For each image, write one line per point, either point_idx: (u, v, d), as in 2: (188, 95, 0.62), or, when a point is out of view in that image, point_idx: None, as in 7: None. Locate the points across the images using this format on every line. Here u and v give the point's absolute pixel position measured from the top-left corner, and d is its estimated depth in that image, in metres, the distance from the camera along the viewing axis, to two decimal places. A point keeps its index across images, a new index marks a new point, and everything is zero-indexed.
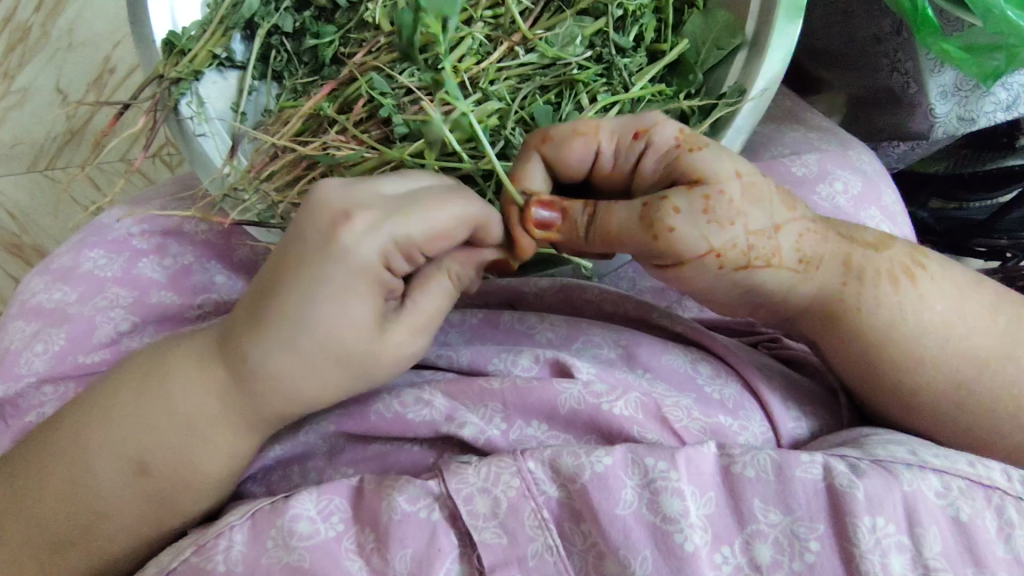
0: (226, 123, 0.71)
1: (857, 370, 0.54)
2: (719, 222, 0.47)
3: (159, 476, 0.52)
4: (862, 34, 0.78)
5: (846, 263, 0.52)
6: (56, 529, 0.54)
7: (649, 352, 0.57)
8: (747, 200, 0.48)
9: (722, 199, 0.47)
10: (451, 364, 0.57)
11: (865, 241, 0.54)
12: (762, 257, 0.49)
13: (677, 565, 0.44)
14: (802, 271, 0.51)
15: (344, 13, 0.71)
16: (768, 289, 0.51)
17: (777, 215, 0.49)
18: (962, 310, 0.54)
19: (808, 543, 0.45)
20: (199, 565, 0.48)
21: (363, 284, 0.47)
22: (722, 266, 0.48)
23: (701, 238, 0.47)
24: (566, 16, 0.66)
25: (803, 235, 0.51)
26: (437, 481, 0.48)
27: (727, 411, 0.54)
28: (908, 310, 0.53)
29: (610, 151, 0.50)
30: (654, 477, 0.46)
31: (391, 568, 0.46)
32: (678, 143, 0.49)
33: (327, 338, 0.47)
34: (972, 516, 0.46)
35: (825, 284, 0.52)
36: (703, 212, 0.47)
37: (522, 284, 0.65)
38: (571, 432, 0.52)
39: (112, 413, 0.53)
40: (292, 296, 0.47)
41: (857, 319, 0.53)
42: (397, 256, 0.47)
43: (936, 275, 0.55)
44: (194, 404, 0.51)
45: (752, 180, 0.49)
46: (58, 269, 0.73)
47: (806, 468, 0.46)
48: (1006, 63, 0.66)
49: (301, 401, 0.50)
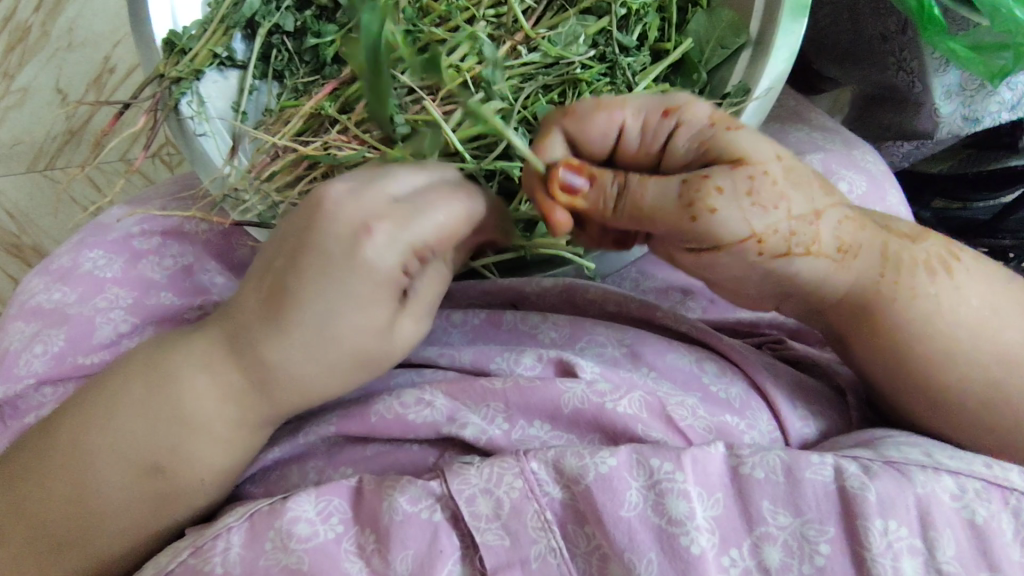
0: (226, 122, 0.70)
1: (873, 364, 0.54)
2: (762, 206, 0.46)
3: (167, 479, 0.51)
4: (869, 33, 0.78)
5: (884, 253, 0.52)
6: (59, 532, 0.52)
7: (654, 352, 0.56)
8: (789, 183, 0.48)
9: (765, 181, 0.47)
10: (453, 363, 0.56)
11: (901, 231, 0.53)
12: (801, 244, 0.49)
13: (684, 568, 0.43)
14: (838, 261, 0.51)
15: (345, 12, 0.71)
16: (802, 279, 0.50)
17: (816, 200, 0.49)
18: (977, 310, 0.52)
19: (818, 546, 0.44)
20: (196, 567, 0.47)
21: (382, 291, 0.46)
22: (762, 252, 0.47)
23: (743, 222, 0.46)
24: (569, 15, 0.66)
25: (840, 222, 0.50)
26: (439, 481, 0.47)
27: (734, 411, 0.53)
28: (945, 302, 0.52)
29: (638, 129, 0.49)
30: (660, 479, 0.45)
31: (391, 569, 0.45)
32: (711, 122, 0.48)
33: (345, 343, 0.47)
34: (987, 518, 0.45)
35: (862, 275, 0.51)
36: (746, 193, 0.46)
37: (525, 283, 0.63)
38: (574, 431, 0.51)
39: (117, 414, 0.52)
40: (300, 300, 0.46)
41: (892, 312, 0.52)
42: (412, 260, 0.47)
43: (969, 267, 0.54)
44: (200, 398, 0.50)
45: (790, 164, 0.49)
46: (56, 268, 0.72)
47: (816, 470, 0.45)
48: (1013, 62, 0.65)
49: (312, 395, 0.50)
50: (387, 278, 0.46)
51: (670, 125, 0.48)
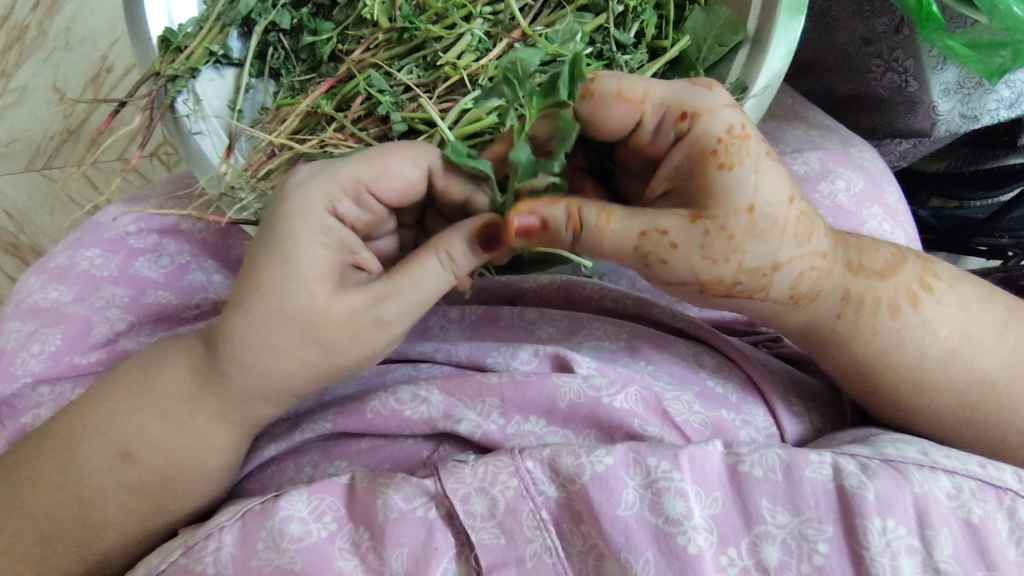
0: (223, 120, 0.70)
1: (851, 379, 0.54)
2: (711, 258, 0.46)
3: (141, 467, 0.52)
4: (848, 37, 0.79)
5: (846, 295, 0.51)
6: (47, 530, 0.53)
7: (651, 347, 0.56)
8: (749, 237, 0.45)
9: (721, 234, 0.45)
10: (449, 358, 0.56)
11: (873, 268, 0.51)
12: (748, 289, 0.48)
13: (681, 567, 0.43)
14: (789, 304, 0.50)
15: (343, 9, 0.71)
16: (754, 311, 0.51)
17: (782, 252, 0.47)
18: (965, 312, 0.52)
19: (816, 545, 0.43)
20: (188, 567, 0.46)
21: (308, 232, 0.46)
22: (704, 293, 0.48)
23: (689, 270, 0.46)
24: (566, 12, 0.65)
25: (809, 268, 0.49)
26: (434, 479, 0.47)
27: (730, 406, 0.52)
28: (907, 337, 0.51)
29: (652, 126, 0.47)
30: (657, 477, 0.45)
31: (386, 568, 0.45)
32: (714, 148, 0.45)
33: (276, 292, 0.46)
34: (984, 518, 0.44)
35: (818, 315, 0.51)
36: (696, 246, 0.45)
37: (522, 280, 0.64)
38: (570, 427, 0.51)
39: (92, 411, 0.53)
40: (254, 268, 0.47)
41: (852, 341, 0.52)
42: (344, 199, 0.48)
43: (944, 296, 0.52)
44: (173, 394, 0.51)
45: (768, 212, 0.45)
46: (52, 267, 0.71)
47: (816, 468, 0.45)
48: (1011, 61, 0.65)
49: (274, 376, 0.48)
50: (315, 221, 0.46)
51: (683, 129, 0.46)
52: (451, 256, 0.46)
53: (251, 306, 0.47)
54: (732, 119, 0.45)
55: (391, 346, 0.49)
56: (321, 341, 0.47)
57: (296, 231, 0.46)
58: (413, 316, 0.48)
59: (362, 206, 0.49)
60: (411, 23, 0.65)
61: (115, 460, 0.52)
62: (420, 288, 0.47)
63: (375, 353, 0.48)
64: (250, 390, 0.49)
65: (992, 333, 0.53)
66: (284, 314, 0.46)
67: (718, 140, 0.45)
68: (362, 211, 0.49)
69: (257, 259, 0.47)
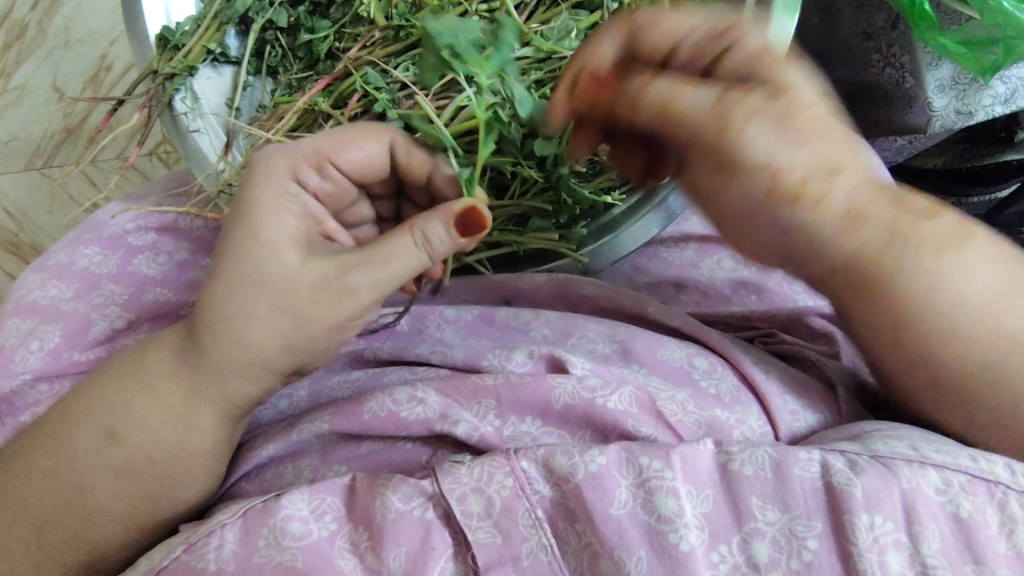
0: (221, 119, 0.71)
1: (890, 325, 0.51)
2: (791, 140, 0.46)
3: (132, 450, 0.53)
4: (850, 31, 0.80)
5: (896, 224, 0.50)
6: (41, 518, 0.53)
7: (645, 347, 0.56)
8: (816, 129, 0.47)
9: (800, 118, 0.47)
10: (445, 361, 0.57)
11: (917, 206, 0.51)
12: (814, 193, 0.48)
13: (673, 565, 0.44)
14: (848, 224, 0.49)
15: (339, 8, 0.70)
16: (811, 234, 0.49)
17: (840, 155, 0.48)
18: (991, 276, 0.51)
19: (806, 541, 0.44)
20: (190, 564, 0.47)
21: (276, 201, 0.49)
22: (772, 189, 0.47)
23: (768, 150, 0.46)
24: (562, 8, 0.64)
25: (859, 179, 0.49)
26: (431, 480, 0.48)
27: (724, 405, 0.53)
28: (949, 270, 0.50)
29: (699, 41, 0.48)
30: (649, 476, 0.46)
31: (384, 567, 0.45)
32: (765, 52, 0.47)
33: (244, 257, 0.48)
34: (972, 513, 0.45)
35: (870, 241, 0.49)
36: (774, 125, 0.46)
37: (518, 280, 0.65)
38: (565, 428, 0.52)
39: (88, 399, 0.55)
40: (227, 240, 0.49)
41: (894, 275, 0.50)
42: (309, 170, 0.51)
43: (983, 250, 0.51)
44: (164, 375, 0.53)
45: (824, 111, 0.48)
46: (52, 265, 0.72)
47: (804, 466, 0.46)
48: (1004, 57, 0.65)
49: (246, 347, 0.50)
50: (282, 190, 0.49)
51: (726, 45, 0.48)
52: (421, 231, 0.47)
53: (225, 274, 0.49)
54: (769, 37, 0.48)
55: (362, 318, 0.50)
56: (291, 308, 0.48)
57: (262, 198, 0.49)
58: (381, 289, 0.48)
59: (326, 176, 0.52)
60: (407, 21, 0.65)
61: (109, 446, 0.53)
62: (389, 260, 0.48)
63: (345, 324, 0.49)
64: (234, 364, 0.50)
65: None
66: (254, 279, 0.48)
67: (766, 48, 0.48)
68: (326, 182, 0.52)
69: (229, 231, 0.50)
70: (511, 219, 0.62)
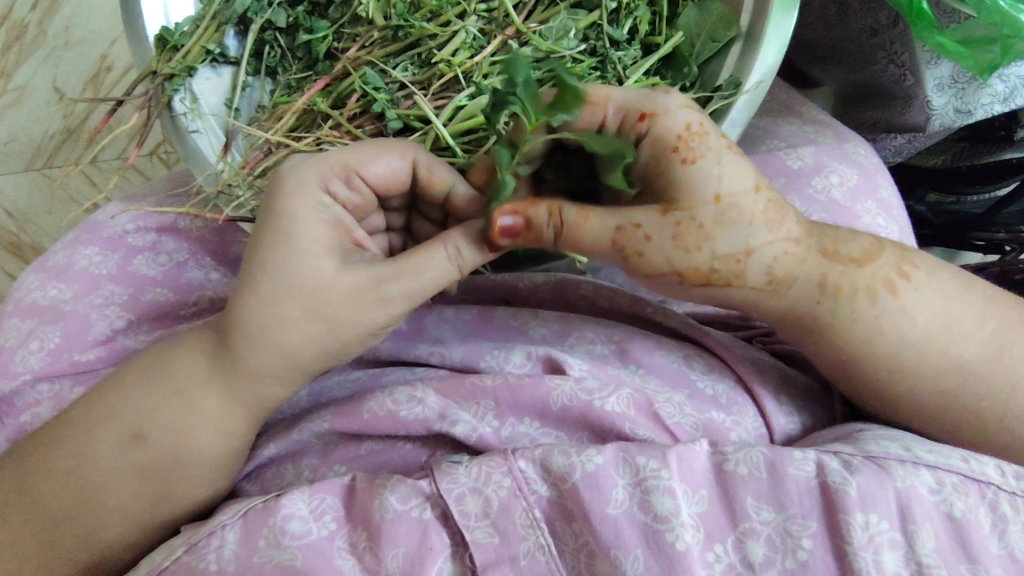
0: (220, 119, 0.71)
1: (839, 372, 0.55)
2: (685, 250, 0.47)
3: (152, 452, 0.53)
4: (857, 27, 0.79)
5: (822, 283, 0.52)
6: (57, 516, 0.54)
7: (642, 348, 0.57)
8: (717, 225, 0.47)
9: (693, 226, 0.47)
10: (444, 361, 0.58)
11: (849, 256, 0.53)
12: (725, 277, 0.50)
13: (669, 564, 0.44)
14: (770, 290, 0.52)
15: (338, 8, 0.70)
16: (735, 300, 0.52)
17: (754, 238, 0.49)
18: (936, 308, 0.53)
19: (800, 541, 0.44)
20: (191, 564, 0.47)
21: (308, 211, 0.49)
22: (682, 283, 0.50)
23: (665, 261, 0.48)
24: (561, 8, 0.64)
25: (784, 252, 0.50)
26: (429, 481, 0.48)
27: (720, 406, 0.53)
28: (885, 325, 0.52)
29: (615, 124, 0.47)
30: (646, 476, 0.46)
31: (383, 567, 0.46)
32: (676, 143, 0.46)
33: (278, 266, 0.48)
34: (965, 511, 0.45)
35: (798, 301, 0.52)
36: (669, 237, 0.47)
37: (517, 280, 0.65)
38: (563, 428, 0.52)
39: (106, 399, 0.55)
40: (259, 248, 0.49)
41: (830, 335, 0.53)
42: (336, 181, 0.51)
43: (923, 285, 0.53)
44: (186, 377, 0.53)
45: (734, 201, 0.47)
46: (53, 266, 0.72)
47: (799, 465, 0.46)
48: (1002, 56, 0.66)
49: (280, 350, 0.50)
50: (313, 200, 0.49)
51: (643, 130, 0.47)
52: (455, 247, 0.48)
53: (257, 281, 0.49)
54: (688, 117, 0.46)
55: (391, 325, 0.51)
56: (327, 314, 0.48)
57: (294, 208, 0.48)
58: (414, 296, 0.49)
59: (353, 188, 0.52)
60: (406, 21, 0.65)
61: (129, 446, 0.53)
62: (423, 272, 0.48)
63: (376, 331, 0.50)
64: (266, 368, 0.50)
65: (969, 318, 0.54)
66: (289, 287, 0.48)
67: (678, 138, 0.46)
68: (352, 193, 0.52)
69: (261, 239, 0.49)
70: None
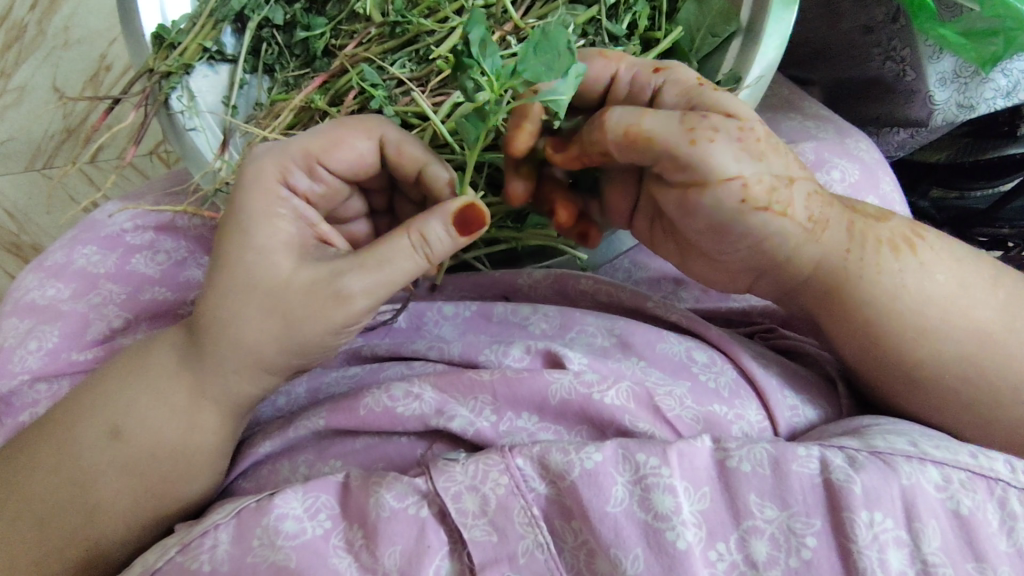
0: (217, 116, 0.70)
1: (868, 355, 0.53)
2: (749, 154, 0.47)
3: (138, 446, 0.53)
4: (849, 26, 0.78)
5: (850, 228, 0.52)
6: (42, 515, 0.52)
7: (644, 341, 0.56)
8: (770, 143, 0.48)
9: (751, 133, 0.47)
10: (442, 356, 0.57)
11: (867, 213, 0.54)
12: (782, 202, 0.48)
13: (670, 564, 0.43)
14: (810, 231, 0.50)
15: (336, 5, 0.70)
16: (778, 241, 0.50)
17: (794, 167, 0.50)
18: (952, 267, 0.53)
19: (805, 539, 0.43)
20: (185, 564, 0.47)
21: (263, 205, 0.49)
22: (745, 199, 0.47)
23: (732, 162, 0.46)
24: (559, 3, 0.63)
25: (812, 192, 0.51)
26: (425, 478, 0.47)
27: (722, 400, 0.53)
28: (909, 281, 0.52)
29: (627, 80, 0.51)
30: (646, 474, 0.45)
31: (379, 566, 0.45)
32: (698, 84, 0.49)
33: (235, 262, 0.48)
34: (973, 509, 0.45)
35: (830, 248, 0.52)
36: (734, 137, 0.46)
37: (516, 275, 0.65)
38: (562, 424, 0.51)
39: (88, 397, 0.54)
40: (219, 247, 0.50)
41: (861, 286, 0.52)
42: (298, 171, 0.50)
43: (934, 245, 0.54)
44: (169, 373, 0.53)
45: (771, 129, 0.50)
46: (51, 265, 0.71)
47: (803, 462, 0.45)
48: (1004, 48, 0.66)
49: (242, 347, 0.49)
50: (270, 194, 0.49)
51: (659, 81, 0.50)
52: (421, 239, 0.46)
53: (220, 277, 0.49)
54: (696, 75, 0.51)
55: (358, 323, 0.48)
56: (283, 311, 0.48)
57: (252, 205, 0.49)
58: (374, 294, 0.47)
59: (317, 178, 0.51)
60: (403, 17, 0.65)
61: (109, 442, 0.53)
62: (387, 266, 0.46)
63: (338, 330, 0.48)
64: (239, 360, 0.50)
65: (982, 285, 0.53)
66: (245, 284, 0.48)
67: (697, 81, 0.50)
68: (317, 185, 0.51)
69: (221, 238, 0.50)
70: (509, 217, 0.61)
